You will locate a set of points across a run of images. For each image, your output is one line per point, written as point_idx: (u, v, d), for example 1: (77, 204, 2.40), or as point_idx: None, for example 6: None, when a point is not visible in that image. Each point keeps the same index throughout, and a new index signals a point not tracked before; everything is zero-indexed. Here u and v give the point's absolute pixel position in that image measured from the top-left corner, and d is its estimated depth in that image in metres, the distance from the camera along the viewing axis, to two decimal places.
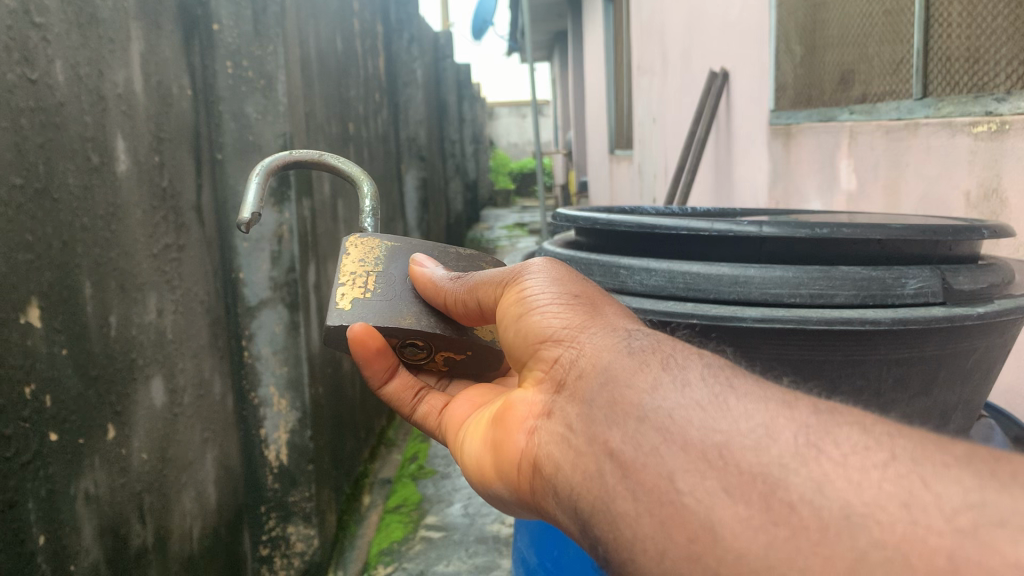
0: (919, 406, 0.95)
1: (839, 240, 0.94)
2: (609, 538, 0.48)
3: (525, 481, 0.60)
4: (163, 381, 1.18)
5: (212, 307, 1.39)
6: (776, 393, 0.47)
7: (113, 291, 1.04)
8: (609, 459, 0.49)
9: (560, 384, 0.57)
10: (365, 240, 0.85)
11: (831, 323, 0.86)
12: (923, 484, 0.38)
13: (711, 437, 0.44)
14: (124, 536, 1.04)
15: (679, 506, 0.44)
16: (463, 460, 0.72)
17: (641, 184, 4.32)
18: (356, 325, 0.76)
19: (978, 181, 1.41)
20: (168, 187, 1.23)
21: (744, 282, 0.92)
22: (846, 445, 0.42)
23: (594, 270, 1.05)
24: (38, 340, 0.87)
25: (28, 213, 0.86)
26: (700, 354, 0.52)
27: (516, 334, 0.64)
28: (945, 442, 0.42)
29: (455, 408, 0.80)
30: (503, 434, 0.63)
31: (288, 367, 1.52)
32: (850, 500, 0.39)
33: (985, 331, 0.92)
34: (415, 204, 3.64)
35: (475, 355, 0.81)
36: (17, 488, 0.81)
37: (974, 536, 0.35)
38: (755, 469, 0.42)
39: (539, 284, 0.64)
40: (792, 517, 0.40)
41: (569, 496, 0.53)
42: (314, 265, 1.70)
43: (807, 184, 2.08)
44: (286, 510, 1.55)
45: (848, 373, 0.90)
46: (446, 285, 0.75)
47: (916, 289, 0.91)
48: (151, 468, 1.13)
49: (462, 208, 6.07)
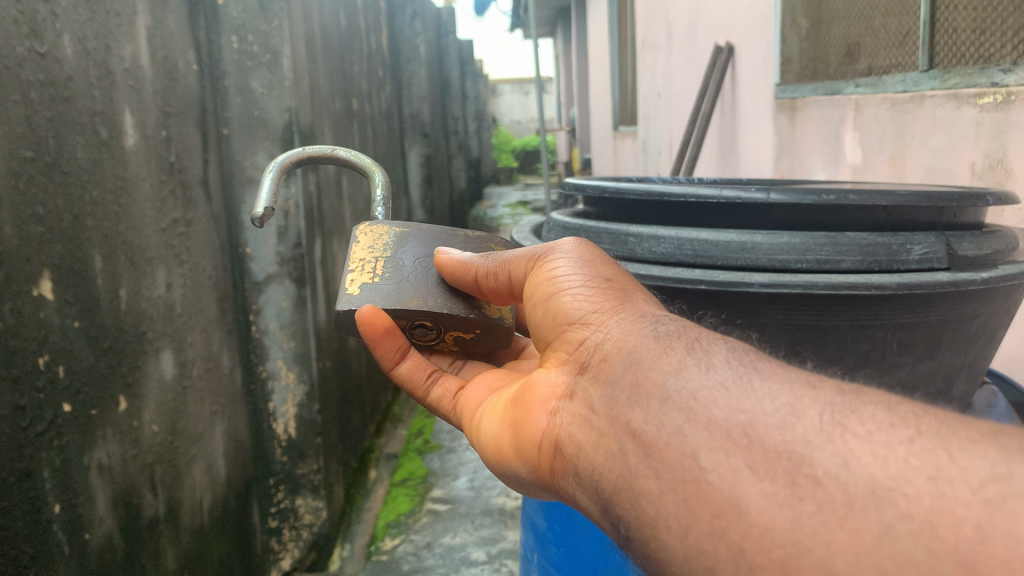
0: (925, 370, 0.96)
1: (845, 207, 0.96)
2: (631, 515, 0.49)
3: (544, 461, 0.61)
4: (173, 354, 1.20)
5: (220, 281, 1.40)
6: (799, 375, 0.48)
7: (122, 264, 1.05)
8: (631, 439, 0.50)
9: (585, 366, 0.59)
10: (375, 229, 0.86)
11: (838, 287, 0.86)
12: (948, 458, 0.39)
13: (735, 417, 0.46)
14: (136, 506, 1.06)
15: (702, 484, 0.45)
16: (481, 441, 0.73)
17: (645, 160, 4.31)
18: (365, 309, 0.76)
19: (983, 152, 1.41)
20: (176, 161, 1.24)
21: (751, 249, 0.93)
22: (871, 423, 0.43)
23: (603, 238, 1.06)
24: (51, 312, 0.88)
25: (39, 186, 0.87)
26: (724, 338, 0.53)
27: (543, 317, 0.66)
28: (970, 419, 0.43)
29: (471, 392, 0.80)
30: (522, 414, 0.65)
31: (296, 342, 1.54)
32: (876, 476, 0.40)
33: (989, 297, 0.93)
34: (418, 181, 3.64)
35: (485, 335, 0.82)
36: (32, 457, 0.83)
37: (1001, 506, 0.36)
38: (780, 446, 0.43)
39: (568, 267, 0.65)
40: (818, 492, 0.41)
41: (591, 476, 0.54)
42: (321, 240, 1.71)
43: (812, 157, 2.08)
44: (294, 482, 1.57)
45: (855, 338, 0.91)
46: (475, 263, 0.76)
47: (921, 255, 0.92)
48: (162, 439, 1.14)
49: (465, 184, 6.06)
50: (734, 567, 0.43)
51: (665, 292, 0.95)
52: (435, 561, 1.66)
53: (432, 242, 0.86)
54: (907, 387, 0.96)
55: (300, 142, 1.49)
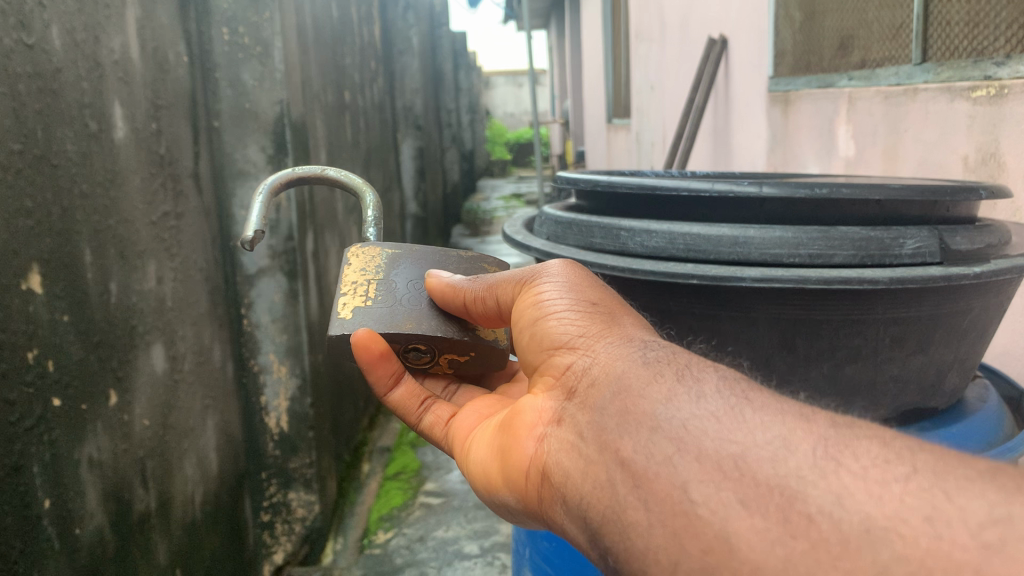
0: (917, 364, 0.96)
1: (838, 201, 0.95)
2: (621, 549, 0.49)
3: (532, 488, 0.61)
4: (164, 348, 1.19)
5: (211, 275, 1.39)
6: (791, 406, 0.48)
7: (112, 257, 1.05)
8: (620, 469, 0.50)
9: (572, 392, 0.58)
10: (366, 250, 0.86)
11: (830, 282, 0.85)
12: (945, 497, 0.39)
13: (726, 448, 0.46)
14: (127, 501, 1.05)
15: (692, 517, 0.45)
16: (471, 467, 0.72)
17: (639, 152, 4.30)
18: (360, 332, 0.75)
19: (976, 146, 1.41)
20: (166, 155, 1.23)
21: (743, 243, 0.92)
22: (866, 459, 0.43)
23: (594, 233, 1.05)
24: (40, 306, 0.87)
25: (27, 178, 0.86)
26: (715, 365, 0.53)
27: (531, 342, 0.65)
28: (967, 457, 0.43)
29: (462, 419, 0.79)
30: (510, 440, 0.64)
31: (288, 335, 1.53)
32: (868, 516, 0.40)
33: (982, 291, 0.94)
34: (411, 172, 3.64)
35: (479, 356, 0.81)
36: (21, 452, 0.82)
37: (1000, 551, 0.36)
38: (773, 480, 0.43)
39: (556, 290, 0.65)
40: (811, 530, 0.40)
41: (579, 505, 0.53)
42: (313, 234, 1.70)
43: (805, 150, 2.07)
44: (287, 476, 1.57)
45: (847, 332, 0.91)
46: (464, 286, 0.75)
47: (914, 250, 0.91)
48: (152, 433, 1.14)
49: (457, 176, 6.04)
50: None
51: (659, 287, 0.95)
52: (428, 555, 1.66)
53: (426, 262, 0.85)
54: (897, 382, 0.96)
55: (293, 135, 1.48)
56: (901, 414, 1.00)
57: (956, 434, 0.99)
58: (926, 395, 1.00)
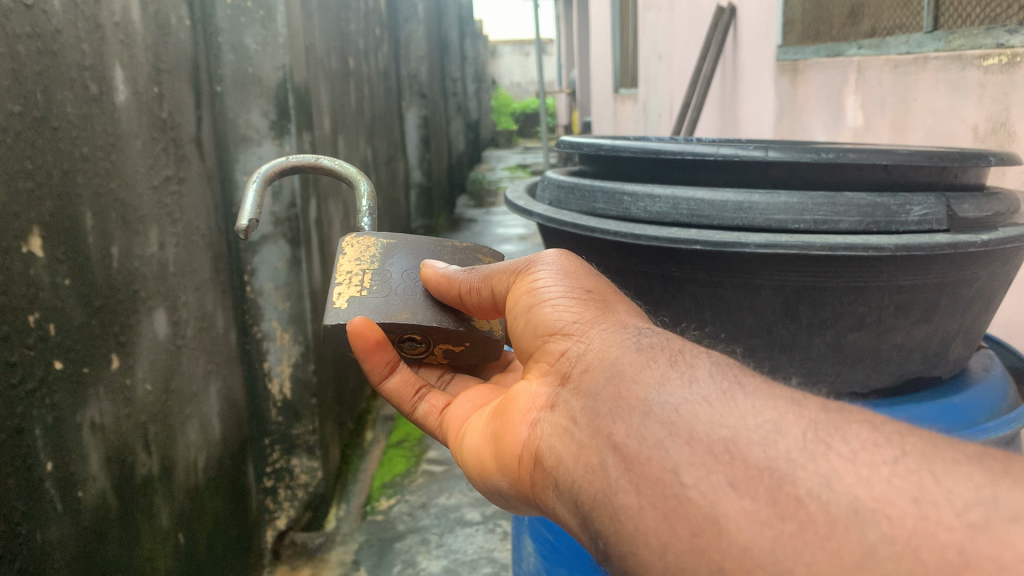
0: (918, 334, 0.95)
1: (845, 166, 0.94)
2: (611, 532, 0.49)
3: (525, 474, 0.61)
4: (167, 313, 1.19)
5: (214, 242, 1.38)
6: (783, 391, 0.48)
7: (114, 222, 1.04)
8: (612, 453, 0.50)
9: (565, 378, 0.58)
10: (361, 240, 0.85)
11: (835, 249, 0.84)
12: (933, 480, 0.39)
13: (717, 432, 0.45)
14: (129, 465, 1.06)
15: (683, 500, 0.44)
16: (464, 454, 0.72)
17: (647, 121, 4.26)
18: (355, 320, 0.75)
19: (986, 115, 1.39)
20: (169, 119, 1.22)
21: (747, 209, 0.91)
22: (855, 442, 0.42)
23: (597, 197, 1.04)
24: (41, 269, 0.87)
25: (27, 141, 0.85)
26: (709, 351, 0.53)
27: (525, 328, 0.65)
28: (956, 442, 0.43)
29: (456, 408, 0.79)
30: (503, 425, 0.64)
31: (291, 303, 1.53)
32: (856, 498, 0.40)
33: (987, 260, 0.93)
34: (415, 142, 3.62)
35: (474, 347, 0.80)
36: (23, 415, 0.83)
37: (986, 532, 0.36)
38: (763, 463, 0.43)
39: (550, 278, 0.64)
40: (800, 512, 0.40)
41: (569, 488, 0.53)
42: (316, 202, 1.69)
43: (813, 120, 2.05)
44: (289, 443, 1.58)
45: (850, 301, 0.90)
46: (458, 278, 0.75)
47: (920, 216, 0.90)
48: (155, 398, 1.14)
49: (462, 145, 6.01)
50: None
51: (662, 253, 0.94)
52: (429, 522, 1.67)
53: (420, 252, 0.85)
54: (901, 350, 0.96)
55: (296, 101, 1.47)
56: (901, 383, 1.00)
57: (957, 405, 0.98)
58: (930, 365, 1.00)
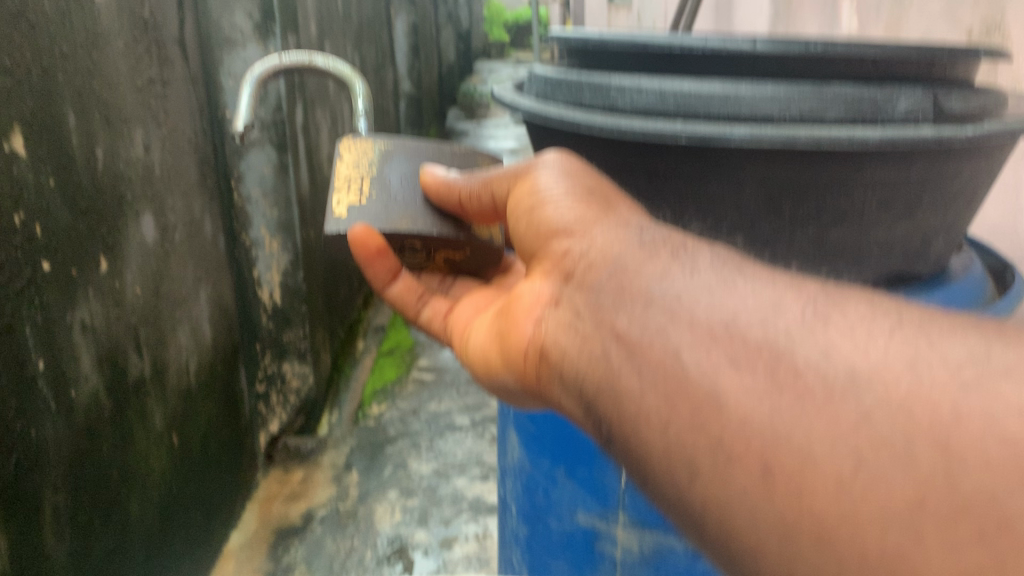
0: (900, 225, 0.94)
1: (829, 54, 0.89)
2: (614, 416, 0.50)
3: (531, 368, 0.62)
4: (155, 217, 1.19)
5: (200, 146, 1.37)
6: (782, 275, 0.51)
7: (97, 122, 1.03)
8: (615, 344, 0.51)
9: (565, 275, 0.59)
10: (357, 143, 0.81)
11: (822, 142, 0.80)
12: (927, 346, 0.42)
13: (719, 313, 0.47)
14: (122, 366, 1.07)
15: (685, 379, 0.46)
16: (471, 354, 0.74)
17: (640, 26, 4.17)
18: (355, 228, 0.74)
19: (982, 18, 1.37)
20: (150, 17, 1.19)
21: (734, 101, 0.86)
22: (852, 316, 0.45)
23: (577, 88, 0.98)
24: (25, 170, 0.86)
25: (5, 38, 0.83)
26: (711, 242, 0.55)
27: (525, 227, 0.65)
28: (946, 316, 0.45)
29: (460, 312, 0.81)
30: (508, 323, 0.65)
31: (280, 209, 1.52)
32: (855, 370, 0.41)
33: (971, 155, 0.91)
34: (403, 49, 3.55)
35: (476, 253, 0.82)
36: (14, 314, 0.83)
37: (975, 388, 0.38)
38: (764, 340, 0.45)
39: (551, 179, 0.65)
40: (799, 381, 0.42)
41: (575, 379, 0.55)
42: (303, 108, 1.67)
43: (808, 24, 2.02)
44: (281, 348, 1.60)
45: (835, 194, 0.87)
46: (456, 184, 0.74)
47: (906, 109, 0.87)
48: (145, 302, 1.15)
49: (451, 53, 5.88)
50: (713, 462, 0.44)
51: (646, 148, 0.89)
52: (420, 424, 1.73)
53: (418, 156, 0.82)
54: (880, 247, 0.95)
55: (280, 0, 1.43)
56: (885, 284, 1.02)
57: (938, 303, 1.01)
58: (913, 264, 1.02)
